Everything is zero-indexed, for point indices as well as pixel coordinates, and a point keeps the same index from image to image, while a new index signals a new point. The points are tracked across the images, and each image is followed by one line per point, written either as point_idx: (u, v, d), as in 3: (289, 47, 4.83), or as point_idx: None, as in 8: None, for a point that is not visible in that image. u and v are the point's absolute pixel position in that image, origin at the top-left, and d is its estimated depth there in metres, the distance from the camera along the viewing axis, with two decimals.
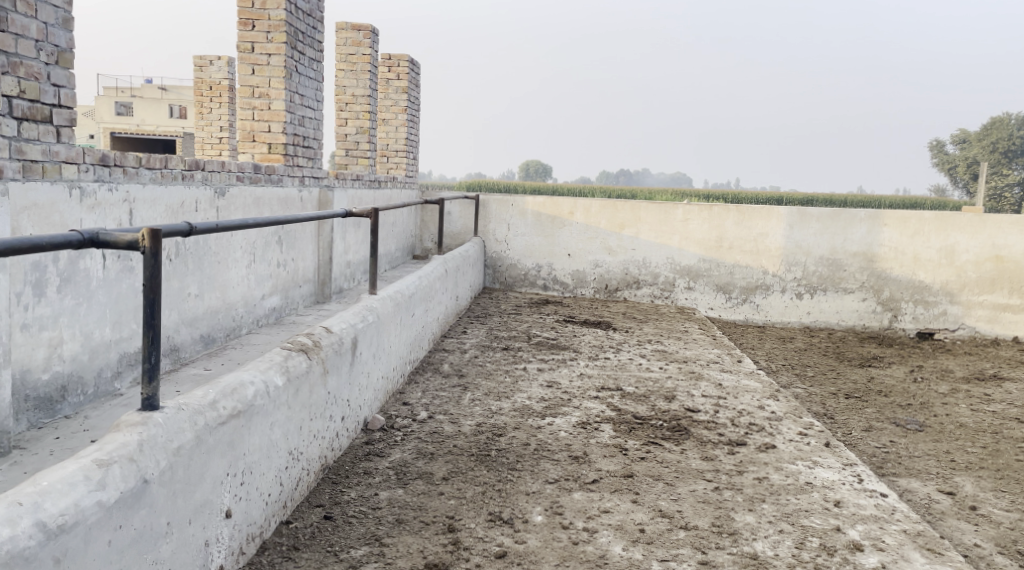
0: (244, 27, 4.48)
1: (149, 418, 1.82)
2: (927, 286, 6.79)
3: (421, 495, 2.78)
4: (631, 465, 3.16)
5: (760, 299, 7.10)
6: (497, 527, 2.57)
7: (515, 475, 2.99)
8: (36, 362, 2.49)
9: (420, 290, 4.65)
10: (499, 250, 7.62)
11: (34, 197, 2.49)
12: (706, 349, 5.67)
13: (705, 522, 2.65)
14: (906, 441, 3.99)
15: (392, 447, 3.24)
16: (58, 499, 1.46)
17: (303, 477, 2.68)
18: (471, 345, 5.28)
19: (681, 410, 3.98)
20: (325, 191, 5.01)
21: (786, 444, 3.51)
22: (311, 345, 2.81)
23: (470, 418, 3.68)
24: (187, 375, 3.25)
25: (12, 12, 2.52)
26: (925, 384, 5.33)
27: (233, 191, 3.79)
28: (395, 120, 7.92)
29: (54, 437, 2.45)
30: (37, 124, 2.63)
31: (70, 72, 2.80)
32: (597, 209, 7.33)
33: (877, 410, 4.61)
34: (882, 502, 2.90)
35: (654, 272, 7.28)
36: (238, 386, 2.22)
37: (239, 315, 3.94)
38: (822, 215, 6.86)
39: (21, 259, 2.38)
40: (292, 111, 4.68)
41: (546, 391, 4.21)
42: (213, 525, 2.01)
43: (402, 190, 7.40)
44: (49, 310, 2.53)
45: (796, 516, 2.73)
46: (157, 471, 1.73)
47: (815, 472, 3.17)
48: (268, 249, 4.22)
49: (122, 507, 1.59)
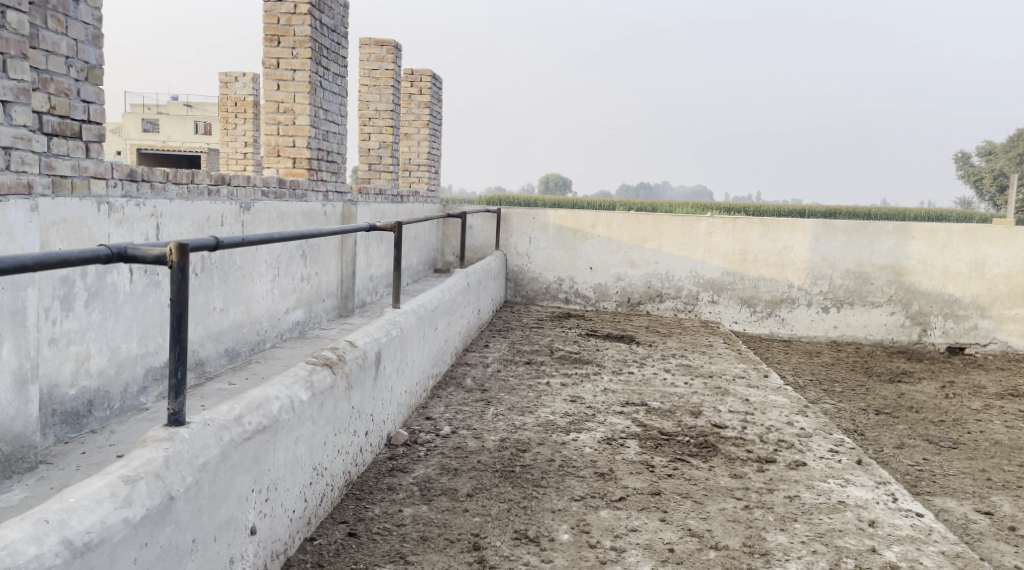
0: (270, 43, 4.51)
1: (175, 434, 1.81)
2: (957, 300, 6.67)
3: (446, 512, 2.75)
4: (658, 482, 3.11)
5: (785, 313, 7.01)
6: (524, 546, 2.53)
7: (540, 492, 2.95)
8: (64, 377, 2.49)
9: (443, 304, 4.64)
10: (520, 264, 7.60)
11: (62, 213, 2.50)
12: (731, 363, 5.60)
13: (735, 541, 2.60)
14: (940, 459, 3.90)
15: (416, 462, 3.22)
16: (84, 515, 1.44)
17: (327, 492, 2.66)
18: (493, 358, 5.25)
19: (707, 426, 3.92)
20: (348, 206, 5.02)
21: (816, 462, 3.44)
22: (336, 360, 2.80)
23: (494, 434, 3.64)
24: (211, 389, 3.25)
25: (43, 29, 2.54)
26: (956, 401, 5.21)
27: (259, 206, 3.80)
28: (417, 134, 7.95)
29: (81, 452, 2.45)
30: (67, 139, 2.66)
31: (99, 88, 2.82)
32: (619, 222, 7.29)
33: (908, 426, 4.51)
34: (919, 522, 2.82)
35: (677, 286, 7.21)
36: (264, 401, 2.21)
37: (263, 329, 3.94)
38: (849, 227, 6.78)
39: (49, 274, 2.39)
40: (316, 126, 4.70)
41: (570, 406, 4.17)
42: (238, 541, 1.99)
43: (423, 204, 7.41)
44: (77, 324, 2.54)
45: (829, 536, 2.67)
46: (182, 487, 1.71)
47: (847, 491, 3.10)
48: (293, 263, 4.23)
49: (148, 524, 1.58)
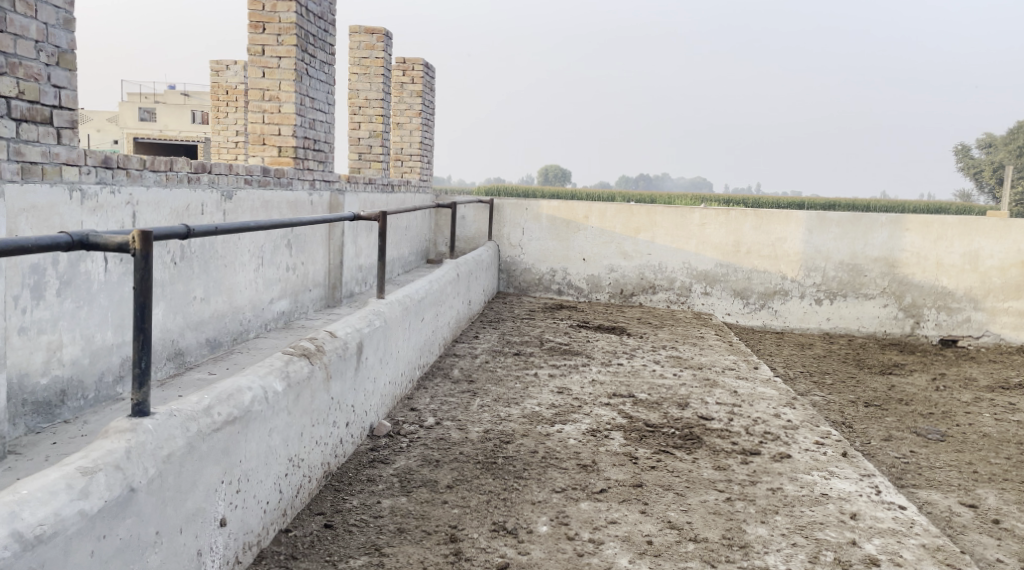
0: (255, 30, 4.46)
1: (138, 425, 1.78)
2: (950, 293, 6.65)
3: (425, 504, 2.73)
4: (640, 474, 3.09)
5: (778, 305, 6.98)
6: (501, 538, 2.51)
7: (521, 484, 2.93)
8: (35, 366, 2.46)
9: (431, 294, 4.61)
10: (513, 255, 7.57)
11: (31, 200, 2.48)
12: (722, 355, 5.57)
13: (715, 534, 2.57)
14: (927, 451, 3.88)
15: (397, 453, 3.19)
16: (37, 508, 1.42)
17: (304, 484, 2.63)
18: (482, 350, 5.22)
19: (694, 418, 3.90)
20: (336, 195, 4.99)
21: (802, 454, 3.42)
22: (314, 350, 2.77)
23: (478, 425, 3.62)
24: (191, 379, 3.23)
25: (11, 12, 2.50)
26: (947, 393, 5.19)
27: (241, 194, 3.77)
28: (409, 123, 7.90)
29: (52, 442, 2.42)
30: (37, 125, 2.61)
31: (71, 73, 2.78)
32: (612, 213, 7.25)
33: (897, 419, 4.49)
34: (901, 515, 2.80)
35: (670, 277, 7.19)
36: (235, 392, 2.18)
37: (246, 319, 3.91)
38: (842, 219, 6.74)
39: (18, 262, 2.36)
40: (303, 114, 4.66)
41: (557, 398, 4.14)
42: (206, 533, 1.97)
43: (415, 194, 7.37)
44: (48, 313, 2.50)
45: (810, 529, 2.64)
46: (144, 479, 1.68)
47: (831, 483, 3.08)
48: (278, 252, 4.20)
49: (106, 517, 1.55)
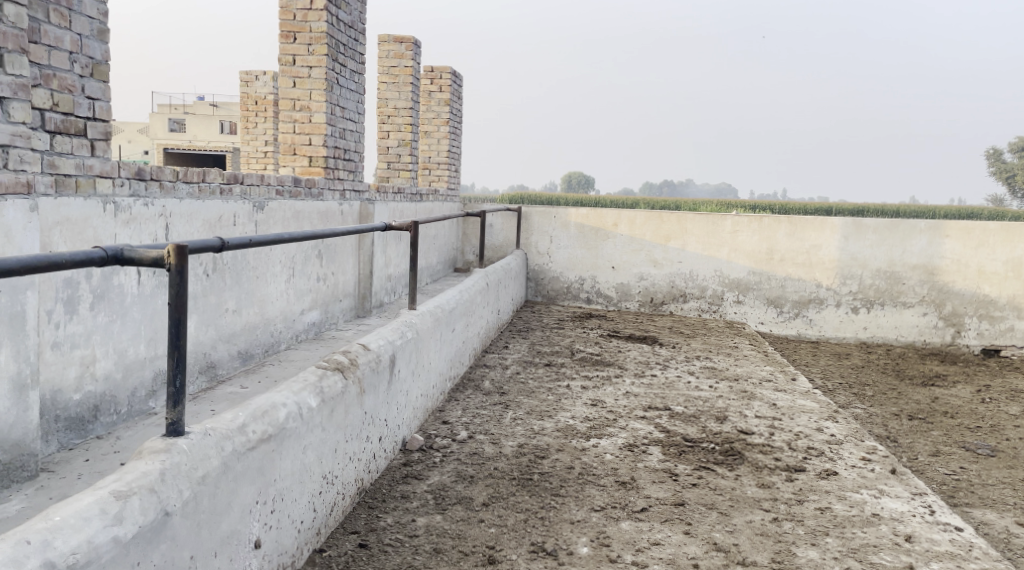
0: (286, 39, 4.45)
1: (173, 445, 1.73)
2: (993, 301, 6.44)
3: (461, 523, 2.65)
4: (682, 492, 2.99)
5: (813, 314, 6.83)
6: (540, 560, 2.43)
7: (558, 502, 2.84)
8: (68, 382, 2.44)
9: (461, 304, 4.54)
10: (541, 263, 7.48)
11: (66, 212, 2.47)
12: (758, 365, 5.43)
13: (764, 557, 2.47)
14: (978, 468, 3.73)
15: (430, 469, 3.12)
16: (69, 536, 1.36)
17: (338, 502, 2.57)
18: (512, 360, 5.14)
19: (733, 432, 3.78)
20: (366, 205, 4.96)
21: (848, 470, 3.29)
22: (348, 364, 2.71)
23: (511, 439, 3.54)
24: (223, 393, 3.19)
25: (44, 24, 2.51)
26: (993, 405, 5.01)
27: (272, 205, 3.74)
28: (437, 131, 7.86)
29: (84, 459, 2.38)
30: (70, 137, 2.62)
31: (104, 84, 2.80)
32: (642, 221, 7.16)
33: (944, 433, 4.33)
34: (958, 537, 2.67)
35: (701, 286, 7.05)
36: (269, 409, 2.12)
37: (278, 330, 3.88)
38: (880, 226, 6.56)
39: (52, 276, 2.33)
40: (333, 124, 4.63)
41: (591, 411, 4.05)
42: (241, 555, 1.91)
43: (443, 203, 7.31)
44: (81, 328, 2.48)
45: (863, 552, 2.53)
46: (179, 502, 1.63)
47: (881, 502, 2.95)
48: (308, 263, 4.16)
49: (140, 543, 1.49)
